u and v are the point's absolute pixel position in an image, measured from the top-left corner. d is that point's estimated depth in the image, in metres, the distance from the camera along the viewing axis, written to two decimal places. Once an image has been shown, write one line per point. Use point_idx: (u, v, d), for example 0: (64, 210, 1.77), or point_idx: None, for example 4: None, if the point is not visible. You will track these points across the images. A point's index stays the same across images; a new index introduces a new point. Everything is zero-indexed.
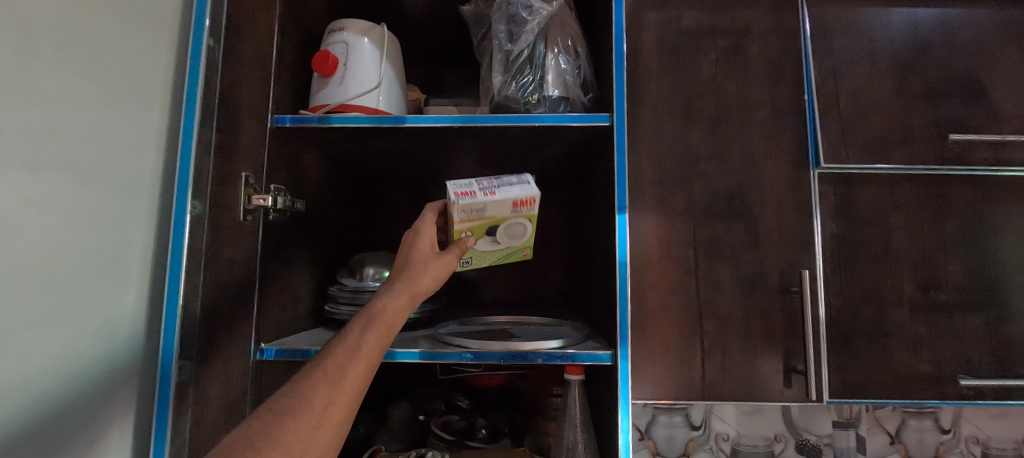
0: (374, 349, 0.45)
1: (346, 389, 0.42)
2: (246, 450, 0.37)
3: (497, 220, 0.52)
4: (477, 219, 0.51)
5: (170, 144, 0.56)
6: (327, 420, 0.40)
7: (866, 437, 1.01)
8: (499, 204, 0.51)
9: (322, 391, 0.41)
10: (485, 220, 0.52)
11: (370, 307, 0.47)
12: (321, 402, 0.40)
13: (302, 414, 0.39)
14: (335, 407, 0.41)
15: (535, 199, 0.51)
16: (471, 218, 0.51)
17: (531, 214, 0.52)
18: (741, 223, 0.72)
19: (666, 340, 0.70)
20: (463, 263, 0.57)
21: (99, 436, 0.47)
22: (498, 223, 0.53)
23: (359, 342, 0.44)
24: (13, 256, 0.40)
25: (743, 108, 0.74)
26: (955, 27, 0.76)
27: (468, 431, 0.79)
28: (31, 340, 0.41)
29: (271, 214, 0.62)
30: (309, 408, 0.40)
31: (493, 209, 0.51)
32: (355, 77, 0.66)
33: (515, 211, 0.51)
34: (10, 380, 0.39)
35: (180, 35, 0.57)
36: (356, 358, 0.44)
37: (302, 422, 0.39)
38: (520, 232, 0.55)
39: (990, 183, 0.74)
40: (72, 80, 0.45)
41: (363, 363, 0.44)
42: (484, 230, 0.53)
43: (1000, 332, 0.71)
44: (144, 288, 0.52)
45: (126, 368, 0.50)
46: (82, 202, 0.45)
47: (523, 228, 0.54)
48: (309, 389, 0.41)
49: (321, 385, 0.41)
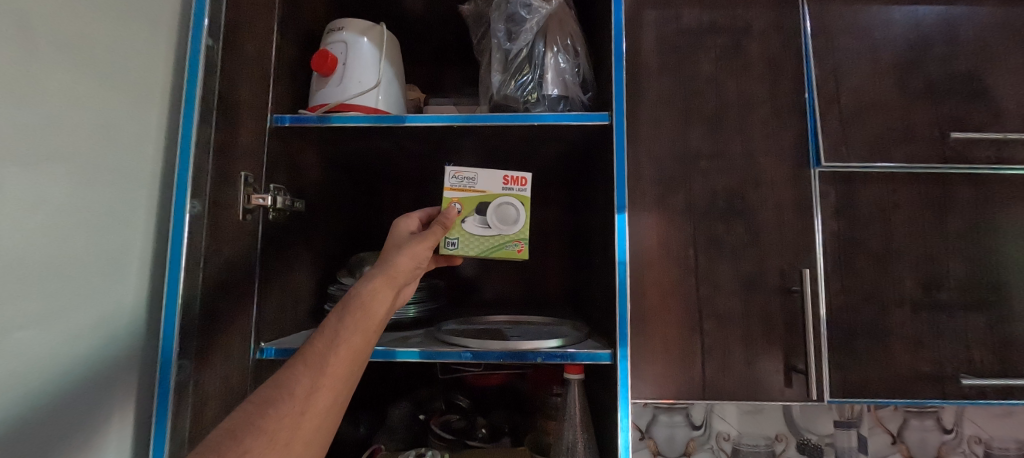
0: (354, 333, 0.45)
1: (329, 375, 0.42)
2: (228, 443, 0.37)
3: (487, 196, 0.60)
4: (468, 190, 0.60)
5: (169, 143, 0.56)
6: (311, 406, 0.40)
7: (867, 436, 1.01)
8: (489, 177, 0.60)
9: (304, 379, 0.41)
10: (475, 193, 0.60)
11: (347, 296, 0.47)
12: (304, 389, 0.41)
13: (285, 403, 0.39)
14: (319, 393, 0.41)
15: (524, 178, 0.60)
16: (463, 188, 0.60)
17: (521, 193, 0.60)
18: (741, 222, 0.72)
19: (666, 340, 0.70)
20: (449, 243, 0.59)
21: (98, 434, 0.47)
22: (487, 199, 0.60)
23: (336, 328, 0.44)
24: (11, 252, 0.40)
25: (744, 107, 0.74)
26: (957, 24, 0.76)
27: (468, 430, 0.79)
28: (30, 338, 0.41)
29: (271, 213, 0.62)
30: (291, 396, 0.40)
31: (484, 182, 0.60)
32: (355, 77, 0.66)
33: (505, 188, 0.60)
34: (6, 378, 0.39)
35: (179, 34, 0.57)
36: (337, 345, 0.44)
37: (285, 409, 0.39)
38: (511, 215, 0.60)
39: (992, 181, 0.73)
40: (71, 78, 0.45)
41: (343, 349, 0.44)
42: (474, 205, 0.60)
43: (1002, 331, 0.71)
44: (143, 286, 0.53)
45: (125, 367, 0.50)
46: (81, 201, 0.46)
47: (514, 210, 0.60)
48: (289, 378, 0.41)
49: (302, 373, 0.41)
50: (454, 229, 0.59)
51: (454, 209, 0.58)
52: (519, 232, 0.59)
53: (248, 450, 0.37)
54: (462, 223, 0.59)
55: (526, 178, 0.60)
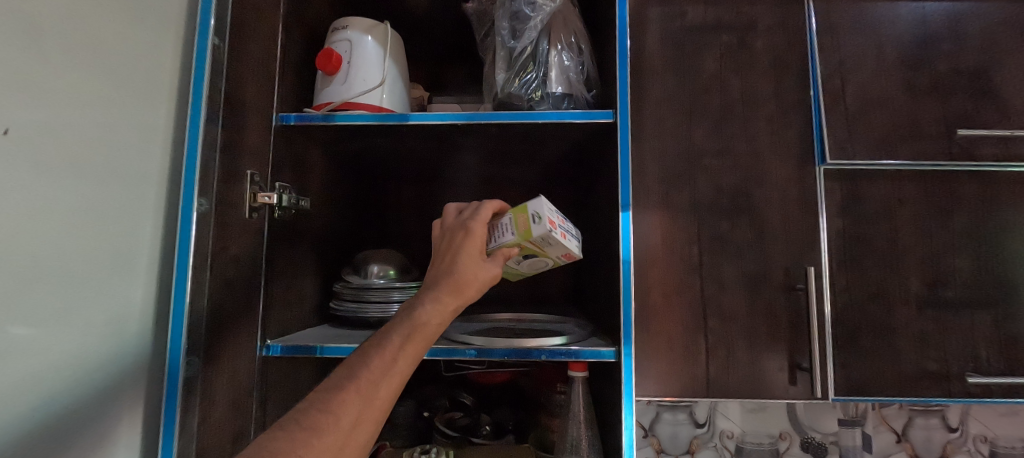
0: (409, 367, 0.44)
1: (377, 408, 0.41)
2: None
3: (541, 253, 0.55)
4: (535, 245, 0.53)
5: (176, 142, 0.56)
6: (352, 439, 0.39)
7: (872, 435, 1.00)
8: (559, 250, 0.54)
9: (354, 411, 0.39)
10: (538, 251, 0.54)
11: (413, 320, 0.46)
12: (350, 421, 0.39)
13: (330, 433, 0.38)
14: (362, 426, 0.40)
15: (574, 261, 0.57)
16: (536, 243, 0.53)
17: (559, 265, 0.58)
18: (746, 219, 0.72)
19: (670, 338, 0.70)
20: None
21: (108, 432, 0.48)
22: (539, 254, 0.55)
23: (396, 358, 0.43)
24: (12, 247, 0.39)
25: (748, 104, 0.74)
26: (964, 20, 0.75)
27: (472, 427, 0.79)
28: (31, 334, 0.41)
29: (276, 212, 0.62)
30: (337, 427, 0.38)
31: (553, 248, 0.54)
32: (359, 75, 0.66)
33: (558, 258, 0.56)
34: (9, 376, 0.39)
35: (186, 34, 0.58)
36: (391, 376, 0.42)
37: (329, 441, 0.38)
38: (538, 266, 0.59)
39: (999, 179, 0.73)
40: (77, 77, 0.45)
41: (396, 381, 0.42)
42: (526, 254, 0.55)
43: (1010, 329, 0.70)
44: (150, 285, 0.53)
45: (134, 365, 0.51)
46: (89, 200, 0.46)
47: (542, 267, 0.59)
48: (340, 405, 0.39)
49: (354, 402, 0.40)
50: None
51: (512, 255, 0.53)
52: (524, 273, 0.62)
53: None
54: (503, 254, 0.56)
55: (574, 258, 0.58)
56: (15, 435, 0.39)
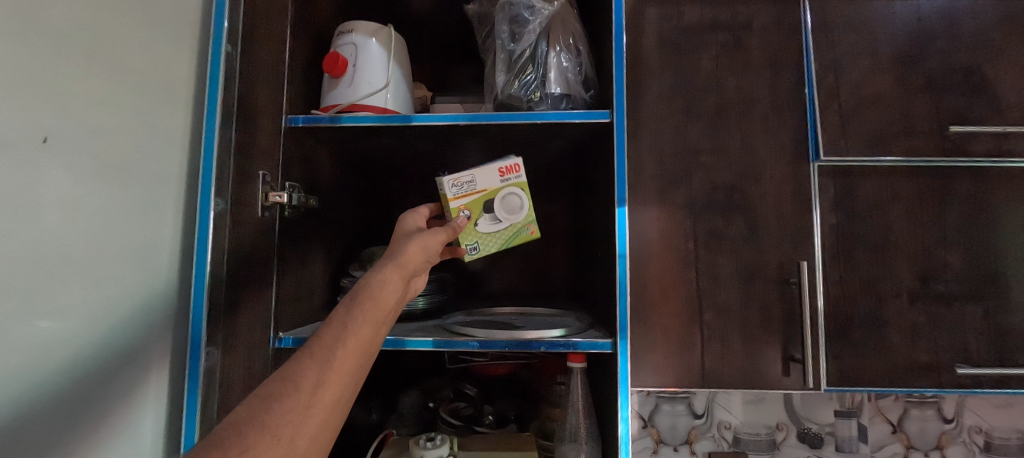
0: (363, 326, 0.44)
1: (336, 368, 0.41)
2: (232, 437, 0.35)
3: (489, 193, 0.63)
4: (470, 193, 0.62)
5: (195, 143, 0.59)
6: (318, 400, 0.39)
7: (868, 425, 1.03)
8: (486, 174, 0.62)
9: (310, 373, 0.40)
10: (478, 194, 0.62)
11: (358, 285, 0.47)
12: (310, 383, 0.39)
13: (291, 396, 0.38)
14: (325, 387, 0.40)
15: (517, 164, 0.63)
16: (465, 193, 0.62)
17: (518, 180, 0.63)
18: (741, 215, 0.74)
19: (667, 330, 0.73)
20: (472, 249, 0.63)
21: (136, 418, 0.51)
22: (490, 196, 0.63)
23: (345, 319, 0.44)
24: (35, 245, 0.41)
25: (744, 102, 0.76)
26: (958, 17, 0.76)
27: (476, 417, 0.83)
28: (48, 327, 0.42)
29: (287, 210, 0.65)
30: (297, 390, 0.39)
31: (483, 181, 0.62)
32: (364, 78, 0.69)
33: (503, 179, 0.63)
34: (39, 364, 0.41)
35: (201, 39, 0.60)
36: (346, 337, 0.43)
37: (292, 403, 0.38)
38: (515, 204, 0.63)
39: (991, 175, 0.74)
40: (106, 84, 0.48)
41: (352, 341, 0.43)
42: (482, 207, 0.63)
43: (1000, 321, 0.72)
44: (173, 279, 0.56)
45: (159, 355, 0.54)
46: (118, 199, 0.49)
47: (517, 198, 0.63)
48: (296, 370, 0.40)
49: (310, 367, 0.40)
50: (470, 235, 0.63)
51: (465, 218, 0.61)
52: (527, 217, 0.63)
53: (250, 446, 0.35)
54: (475, 227, 0.63)
55: (518, 164, 0.63)
56: (39, 421, 0.41)
